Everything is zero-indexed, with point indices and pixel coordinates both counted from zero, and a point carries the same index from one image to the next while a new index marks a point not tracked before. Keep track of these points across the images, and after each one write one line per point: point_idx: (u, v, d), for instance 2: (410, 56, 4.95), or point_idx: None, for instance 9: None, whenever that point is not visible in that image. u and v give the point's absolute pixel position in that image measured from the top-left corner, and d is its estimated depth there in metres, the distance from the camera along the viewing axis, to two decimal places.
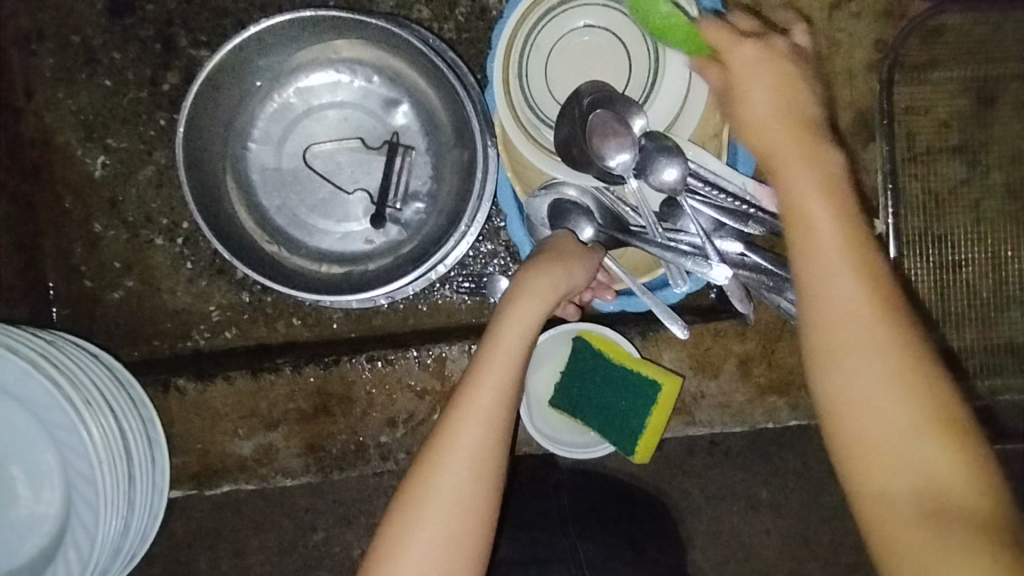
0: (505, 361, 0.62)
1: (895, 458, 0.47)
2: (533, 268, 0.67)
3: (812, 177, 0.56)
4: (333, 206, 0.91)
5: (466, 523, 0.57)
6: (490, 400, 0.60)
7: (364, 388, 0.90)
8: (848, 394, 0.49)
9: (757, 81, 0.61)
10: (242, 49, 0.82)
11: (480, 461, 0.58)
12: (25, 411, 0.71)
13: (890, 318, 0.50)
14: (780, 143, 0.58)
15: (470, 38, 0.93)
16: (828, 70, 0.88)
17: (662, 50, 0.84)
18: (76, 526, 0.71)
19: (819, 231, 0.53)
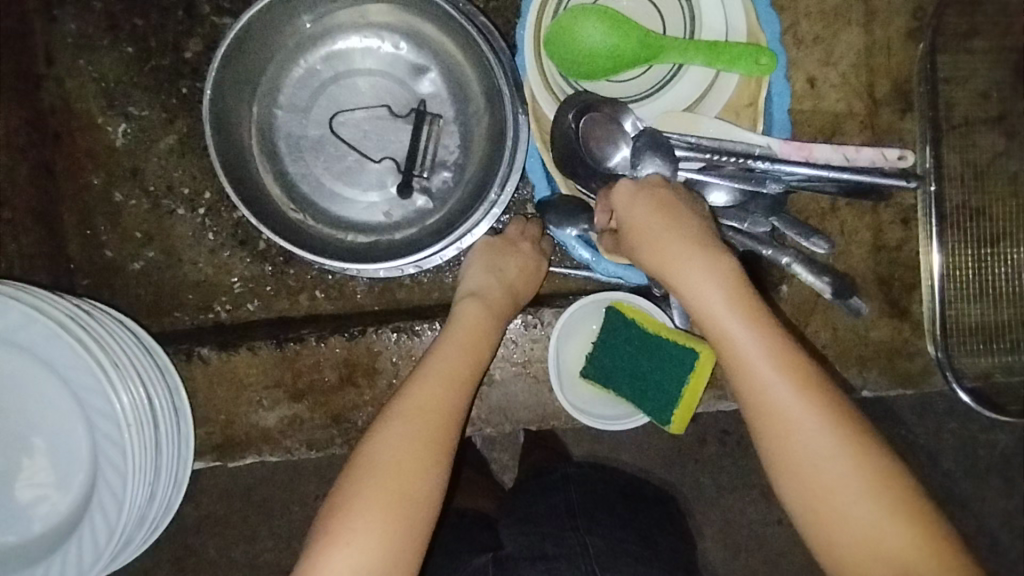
0: (439, 367, 0.71)
1: (868, 557, 0.53)
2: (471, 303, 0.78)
3: (726, 298, 0.60)
4: (358, 175, 0.90)
5: (394, 502, 0.61)
6: (420, 393, 0.69)
7: (391, 360, 0.89)
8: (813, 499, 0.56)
9: (649, 211, 0.64)
10: (269, 11, 0.80)
11: (410, 442, 0.64)
12: (51, 373, 0.69)
13: (832, 421, 0.56)
14: (684, 274, 0.62)
15: (498, 6, 0.92)
16: (865, 39, 0.86)
17: (698, 17, 0.83)
18: (101, 491, 0.70)
19: (750, 354, 0.59)
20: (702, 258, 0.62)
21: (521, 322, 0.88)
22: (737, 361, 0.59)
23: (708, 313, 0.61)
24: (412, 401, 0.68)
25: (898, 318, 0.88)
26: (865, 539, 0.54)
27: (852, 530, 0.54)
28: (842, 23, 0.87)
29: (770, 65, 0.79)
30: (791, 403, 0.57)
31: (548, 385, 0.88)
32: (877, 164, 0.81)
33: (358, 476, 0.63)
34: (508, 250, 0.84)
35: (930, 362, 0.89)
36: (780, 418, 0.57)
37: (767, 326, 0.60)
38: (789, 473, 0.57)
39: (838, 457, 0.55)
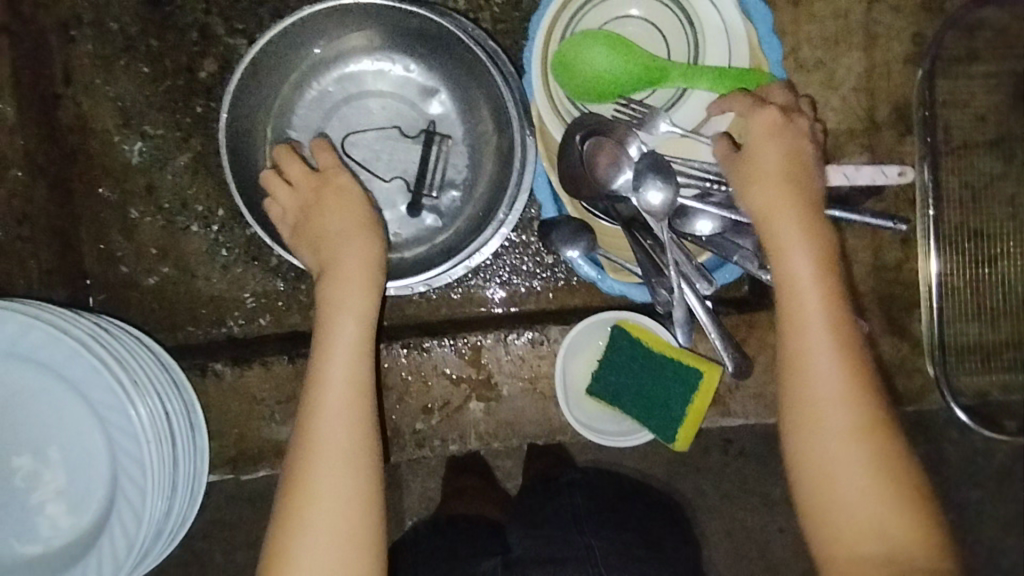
0: (349, 307, 0.74)
1: (848, 507, 0.60)
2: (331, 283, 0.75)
3: (811, 259, 0.67)
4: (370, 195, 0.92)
5: (351, 436, 0.68)
6: (349, 349, 0.72)
7: (401, 375, 0.90)
8: (807, 428, 0.63)
9: (767, 154, 0.71)
10: (286, 34, 0.83)
11: (349, 384, 0.70)
12: (70, 390, 0.71)
13: (856, 395, 0.62)
14: (782, 221, 0.68)
15: (505, 29, 0.95)
16: (865, 64, 0.88)
17: (702, 42, 0.85)
18: (121, 506, 0.71)
19: (808, 303, 0.65)
20: (801, 217, 0.68)
21: (528, 339, 0.89)
22: (796, 312, 0.65)
23: (779, 262, 0.67)
24: (342, 344, 0.72)
25: (898, 337, 0.90)
26: (851, 495, 0.60)
27: (839, 486, 0.61)
28: (844, 47, 0.88)
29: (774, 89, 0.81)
30: (826, 358, 0.63)
31: (553, 401, 0.89)
32: (878, 182, 0.83)
33: (319, 446, 0.67)
34: (322, 181, 0.81)
35: (929, 379, 0.90)
36: (811, 369, 0.63)
37: (830, 281, 0.66)
38: (795, 406, 0.64)
39: (845, 424, 0.62)
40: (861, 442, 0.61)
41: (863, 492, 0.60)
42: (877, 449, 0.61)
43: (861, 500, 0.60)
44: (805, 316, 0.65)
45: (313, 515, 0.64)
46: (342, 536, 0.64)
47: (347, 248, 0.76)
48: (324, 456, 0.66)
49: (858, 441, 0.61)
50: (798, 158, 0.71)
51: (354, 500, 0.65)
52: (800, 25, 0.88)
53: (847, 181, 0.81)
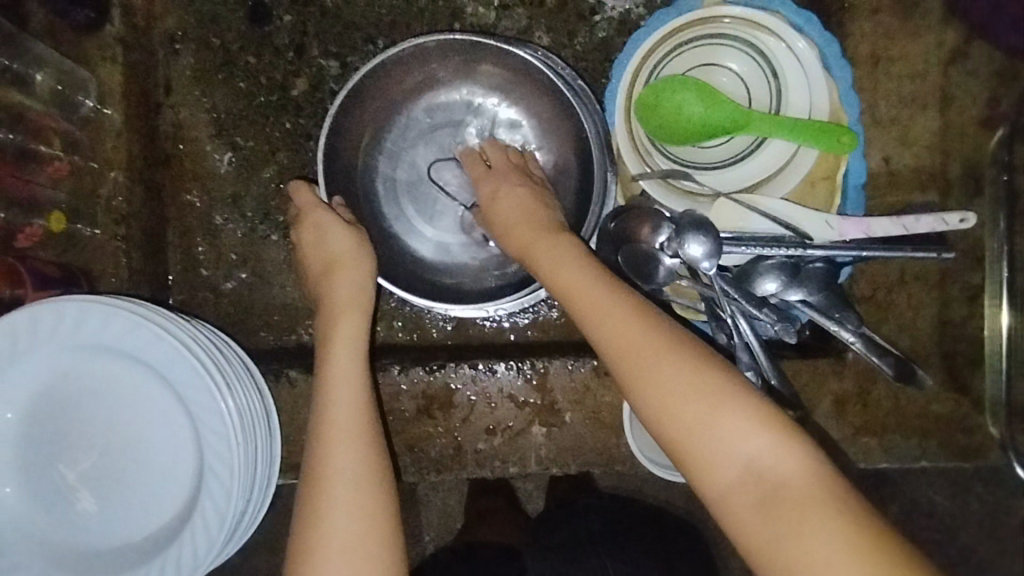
0: (344, 306, 0.80)
1: (744, 499, 0.55)
2: (326, 303, 0.81)
3: (592, 276, 0.70)
4: (449, 219, 0.95)
5: (359, 417, 0.73)
6: (347, 366, 0.76)
7: (468, 396, 0.92)
8: (639, 378, 0.61)
9: (522, 197, 0.81)
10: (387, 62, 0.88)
11: (351, 381, 0.75)
12: (164, 389, 0.74)
13: (694, 380, 0.59)
14: (544, 255, 0.74)
15: (587, 68, 0.99)
16: (940, 124, 0.90)
17: (785, 96, 0.89)
18: (204, 505, 0.73)
19: (597, 301, 0.67)
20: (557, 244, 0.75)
21: (593, 368, 0.91)
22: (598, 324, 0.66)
23: (565, 285, 0.70)
24: (339, 336, 0.78)
25: (959, 393, 0.91)
26: (734, 489, 0.56)
27: (720, 482, 0.56)
28: (920, 107, 0.91)
29: (850, 144, 0.83)
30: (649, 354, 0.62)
31: (614, 431, 0.91)
32: (938, 229, 0.84)
33: (324, 456, 0.70)
34: (304, 217, 0.86)
35: (989, 437, 0.91)
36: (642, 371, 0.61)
37: (611, 293, 0.67)
38: (662, 406, 0.60)
39: (704, 412, 0.58)
40: (701, 370, 0.59)
41: (738, 482, 0.56)
42: (702, 370, 0.59)
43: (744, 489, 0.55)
44: (592, 307, 0.67)
45: (335, 494, 0.67)
46: (359, 504, 0.67)
47: (331, 248, 0.84)
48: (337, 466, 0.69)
49: (678, 353, 0.61)
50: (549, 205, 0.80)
51: (365, 473, 0.69)
52: (878, 82, 0.91)
53: (904, 232, 0.84)
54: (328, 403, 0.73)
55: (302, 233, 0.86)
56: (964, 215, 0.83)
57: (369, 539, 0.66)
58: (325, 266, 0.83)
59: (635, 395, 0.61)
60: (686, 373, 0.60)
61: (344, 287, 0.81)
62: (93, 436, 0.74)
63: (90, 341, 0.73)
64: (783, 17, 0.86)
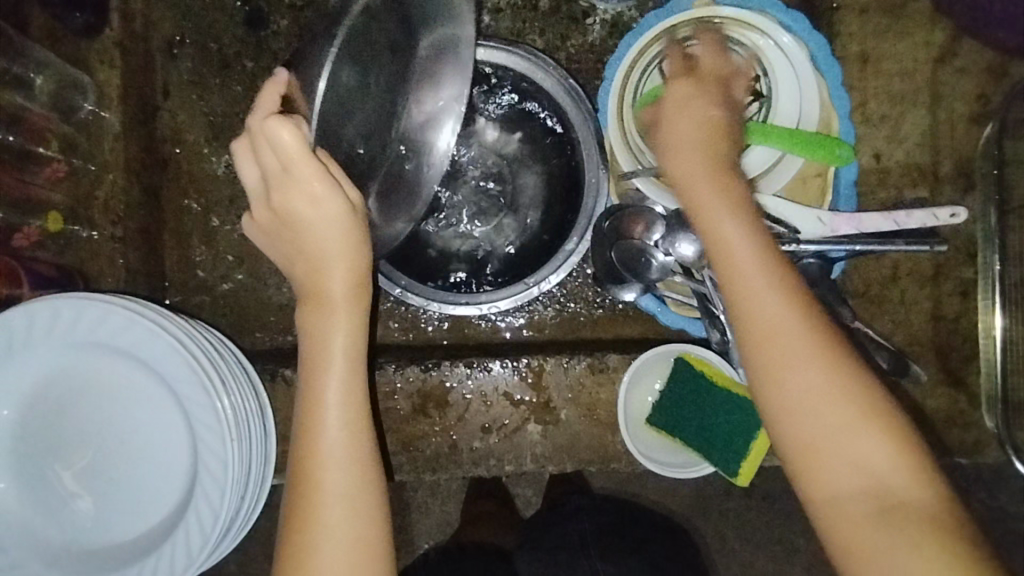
0: (339, 303, 0.64)
1: (859, 503, 0.54)
2: (312, 290, 0.65)
3: (744, 233, 0.61)
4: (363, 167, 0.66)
5: (359, 441, 0.63)
6: (344, 377, 0.64)
7: (463, 395, 0.92)
8: (773, 364, 0.57)
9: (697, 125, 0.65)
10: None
11: (348, 395, 0.64)
12: (159, 385, 0.74)
13: (835, 373, 0.56)
14: (708, 205, 0.62)
15: (580, 69, 1.00)
16: (930, 121, 0.91)
17: (776, 95, 0.89)
18: (198, 502, 0.73)
19: (741, 262, 0.60)
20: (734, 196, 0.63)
21: (588, 365, 0.91)
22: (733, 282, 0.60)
23: (710, 230, 0.62)
24: (339, 342, 0.64)
25: (954, 388, 0.91)
26: (850, 493, 0.55)
27: (833, 480, 0.55)
28: (909, 104, 0.92)
29: (845, 158, 0.86)
30: (784, 326, 0.57)
31: (610, 428, 0.91)
32: (928, 225, 0.84)
33: (315, 487, 0.62)
34: (285, 181, 0.59)
35: (985, 433, 0.90)
36: (775, 351, 0.57)
37: (759, 254, 0.60)
38: (788, 387, 0.57)
39: (837, 411, 0.55)
40: (858, 399, 0.56)
41: (855, 485, 0.55)
42: (840, 370, 0.56)
43: (859, 490, 0.55)
44: (738, 275, 0.59)
45: (329, 530, 0.61)
46: (358, 548, 0.61)
47: (328, 242, 0.63)
48: (329, 499, 0.61)
49: (813, 340, 0.57)
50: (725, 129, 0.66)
51: (362, 510, 0.62)
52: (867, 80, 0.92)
53: (895, 227, 0.84)
54: (319, 436, 0.63)
55: (284, 184, 0.60)
56: (953, 209, 0.83)
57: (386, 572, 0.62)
58: (313, 264, 0.64)
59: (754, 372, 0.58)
60: (832, 394, 0.56)
61: (339, 278, 0.64)
62: (89, 433, 0.75)
63: (85, 338, 0.74)
64: (772, 16, 0.89)
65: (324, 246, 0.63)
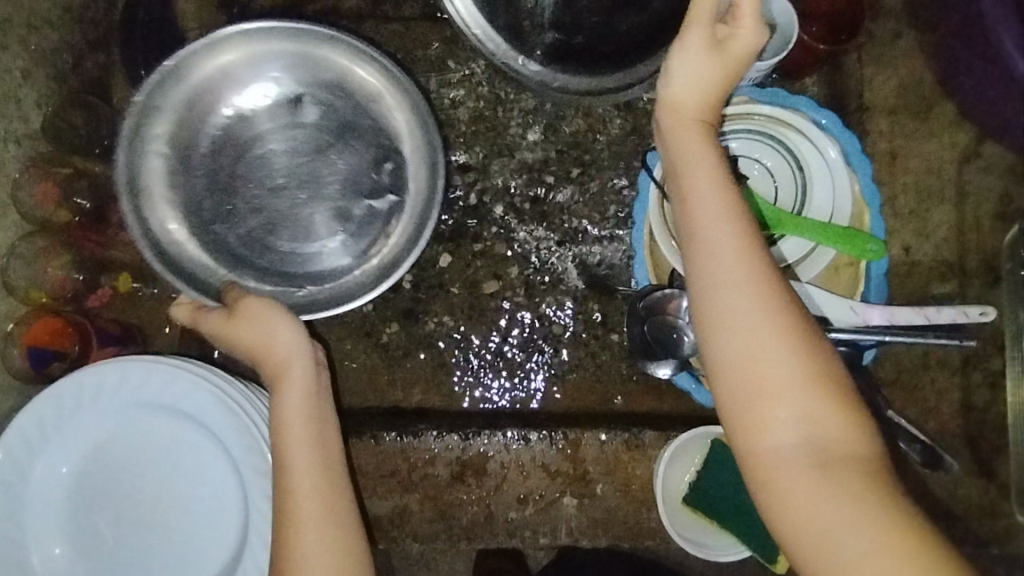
0: (291, 376, 0.73)
1: (817, 532, 0.55)
2: (267, 369, 0.74)
3: (731, 241, 0.62)
4: (328, 184, 0.90)
5: (326, 503, 0.68)
6: (303, 441, 0.70)
7: (499, 464, 0.94)
8: (755, 382, 0.59)
9: (684, 128, 0.67)
10: (173, 160, 0.87)
11: (311, 454, 0.70)
12: (217, 448, 0.77)
13: (817, 390, 0.58)
14: (697, 196, 0.64)
15: (625, 149, 1.03)
16: (958, 216, 0.95)
17: (810, 189, 0.95)
18: (248, 564, 0.76)
19: (723, 273, 0.61)
20: (724, 198, 0.64)
21: (624, 440, 0.94)
22: (719, 297, 0.61)
23: (694, 235, 0.63)
24: (294, 413, 0.72)
25: (987, 479, 0.91)
26: (817, 521, 0.55)
27: (803, 508, 0.56)
28: (937, 200, 0.96)
29: (880, 250, 0.89)
30: (768, 341, 0.59)
31: (645, 504, 0.92)
32: (959, 321, 0.88)
33: (289, 554, 0.66)
34: (212, 320, 0.78)
35: None
36: (755, 369, 0.59)
37: (751, 265, 0.61)
38: (764, 404, 0.58)
39: (807, 435, 0.57)
40: (807, 341, 0.59)
41: (823, 509, 0.55)
42: (818, 387, 0.58)
43: (826, 518, 0.55)
44: (721, 286, 0.61)
45: None
46: None
47: (277, 339, 0.74)
48: (300, 565, 0.65)
49: (790, 359, 0.58)
50: (695, 121, 0.67)
51: (336, 572, 0.66)
52: None
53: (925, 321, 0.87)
54: (294, 512, 0.68)
55: (215, 321, 0.77)
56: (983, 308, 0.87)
57: None
58: (260, 351, 0.74)
59: (710, 308, 0.61)
60: (782, 340, 0.59)
61: (281, 356, 0.74)
62: (142, 493, 0.77)
63: (147, 401, 0.77)
64: (811, 119, 0.94)
65: (250, 337, 0.75)
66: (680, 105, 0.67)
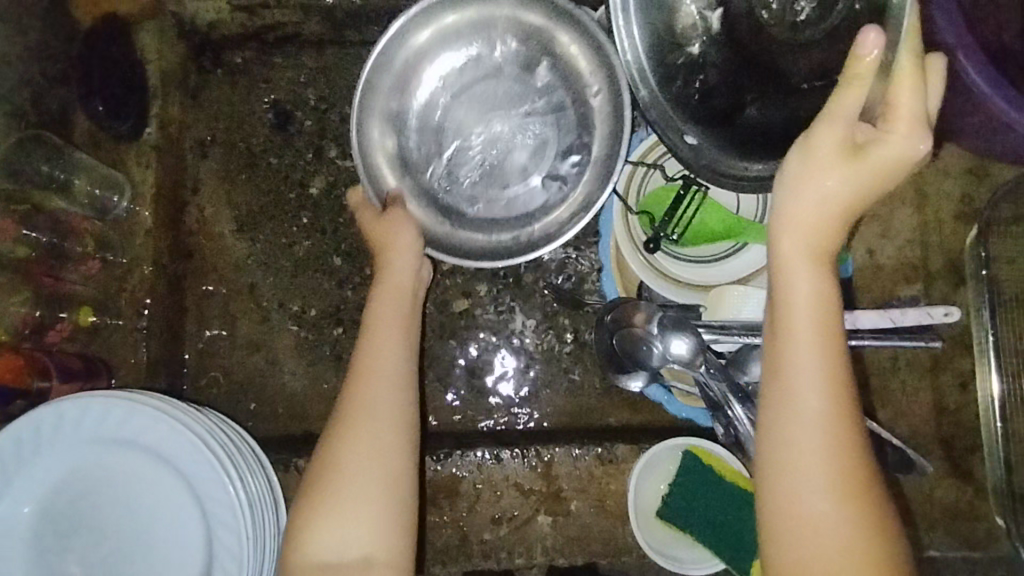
0: (393, 282, 0.81)
1: None
2: (382, 257, 0.83)
3: (814, 346, 0.57)
4: (564, 133, 0.91)
5: (398, 387, 0.73)
6: (398, 332, 0.77)
7: (473, 485, 0.93)
8: (798, 492, 0.55)
9: (796, 207, 0.58)
10: (396, 111, 0.91)
11: (400, 341, 0.76)
12: (177, 482, 0.76)
13: (867, 523, 0.54)
14: (794, 284, 0.58)
15: None
16: (919, 220, 0.96)
17: None
18: None
19: (798, 376, 0.57)
20: (821, 300, 0.58)
21: (597, 455, 0.93)
22: (789, 401, 0.56)
23: (780, 323, 0.58)
24: (393, 309, 0.79)
25: (962, 479, 0.91)
26: None
27: None
28: (898, 204, 0.97)
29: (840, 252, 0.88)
30: (825, 458, 0.55)
31: (620, 519, 0.91)
32: (924, 322, 0.88)
33: (356, 418, 0.69)
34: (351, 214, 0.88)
35: (994, 526, 0.91)
36: (804, 480, 0.55)
37: (829, 379, 0.56)
38: (804, 515, 0.55)
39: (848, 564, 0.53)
40: (874, 534, 0.53)
41: None
42: (869, 521, 0.54)
43: None
44: (796, 390, 0.56)
45: (353, 461, 0.67)
46: (380, 487, 0.67)
47: (399, 235, 0.83)
48: (364, 428, 0.69)
49: (843, 482, 0.54)
50: (832, 196, 0.57)
51: (389, 458, 0.68)
52: None
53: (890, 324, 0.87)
54: (371, 384, 0.72)
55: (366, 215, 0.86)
56: (948, 309, 0.87)
57: (390, 510, 0.67)
58: (383, 245, 0.83)
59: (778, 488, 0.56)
60: (840, 462, 0.55)
61: (404, 262, 0.82)
62: (101, 529, 0.76)
63: (106, 435, 0.76)
64: None
65: (381, 223, 0.84)
66: (808, 180, 0.58)
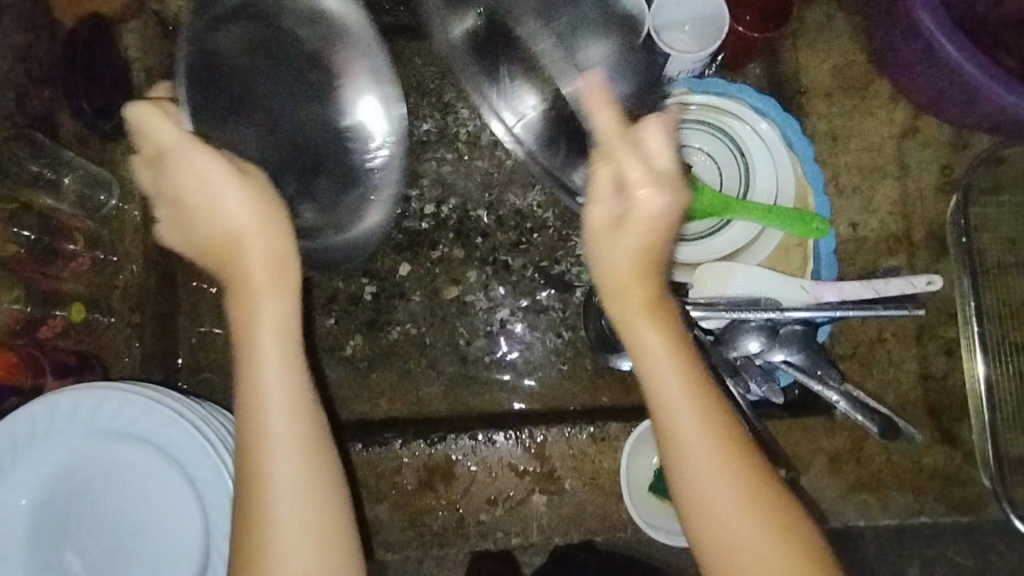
0: (258, 278, 0.59)
1: None
2: (228, 254, 0.59)
3: (686, 393, 0.57)
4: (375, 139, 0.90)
5: (301, 421, 0.59)
6: (275, 353, 0.59)
7: (468, 467, 0.93)
8: (728, 548, 0.56)
9: (639, 260, 0.57)
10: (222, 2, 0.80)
11: (284, 359, 0.59)
12: (173, 470, 0.77)
13: (793, 545, 0.56)
14: (646, 341, 0.58)
15: None
16: (900, 192, 0.97)
17: (752, 168, 0.97)
18: None
19: (685, 432, 0.57)
20: (674, 343, 0.58)
21: (589, 434, 0.94)
22: (689, 465, 0.56)
23: (651, 386, 0.58)
24: (261, 323, 0.59)
25: (950, 445, 0.92)
26: None
27: None
28: (880, 176, 0.98)
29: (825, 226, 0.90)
30: (738, 503, 0.56)
31: (614, 496, 0.93)
32: (907, 292, 0.90)
33: (256, 477, 0.57)
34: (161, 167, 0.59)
35: (983, 489, 0.92)
36: (727, 536, 0.56)
37: (708, 418, 0.57)
38: (742, 566, 0.55)
39: None
40: (798, 554, 0.55)
41: None
42: (793, 540, 0.56)
43: None
44: (690, 447, 0.56)
45: (277, 529, 0.57)
46: (319, 546, 0.57)
47: (223, 203, 0.58)
48: (270, 487, 0.57)
49: (764, 517, 0.56)
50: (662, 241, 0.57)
51: (319, 510, 0.58)
52: (838, 156, 0.99)
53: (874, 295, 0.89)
54: (262, 433, 0.58)
55: (183, 178, 0.58)
56: (930, 278, 0.89)
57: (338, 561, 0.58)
58: (216, 240, 0.59)
59: (700, 533, 0.57)
60: (750, 500, 0.56)
61: (254, 255, 0.59)
62: (101, 518, 0.76)
63: (103, 427, 0.77)
64: (745, 103, 0.96)
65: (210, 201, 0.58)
66: (633, 236, 0.56)
